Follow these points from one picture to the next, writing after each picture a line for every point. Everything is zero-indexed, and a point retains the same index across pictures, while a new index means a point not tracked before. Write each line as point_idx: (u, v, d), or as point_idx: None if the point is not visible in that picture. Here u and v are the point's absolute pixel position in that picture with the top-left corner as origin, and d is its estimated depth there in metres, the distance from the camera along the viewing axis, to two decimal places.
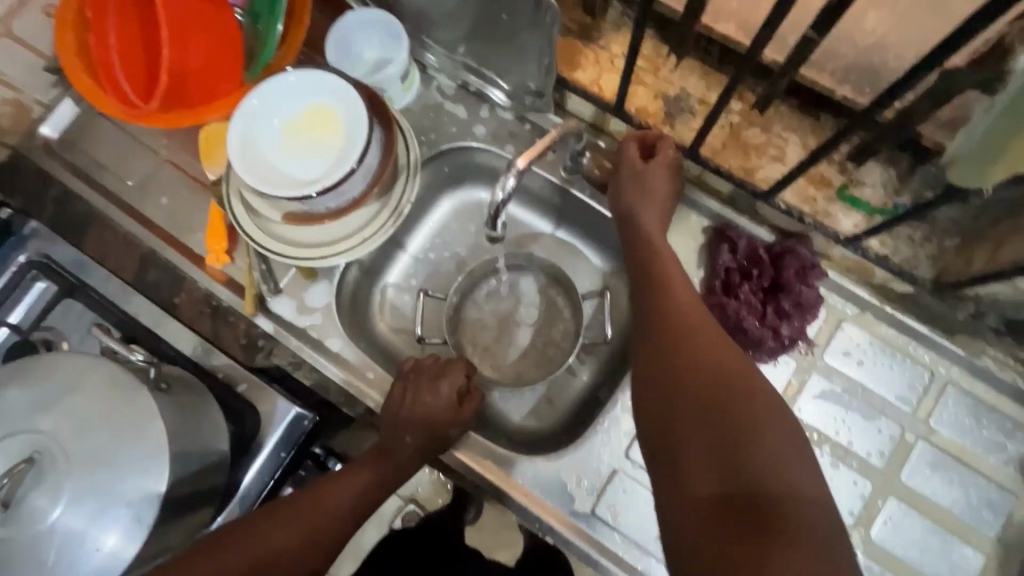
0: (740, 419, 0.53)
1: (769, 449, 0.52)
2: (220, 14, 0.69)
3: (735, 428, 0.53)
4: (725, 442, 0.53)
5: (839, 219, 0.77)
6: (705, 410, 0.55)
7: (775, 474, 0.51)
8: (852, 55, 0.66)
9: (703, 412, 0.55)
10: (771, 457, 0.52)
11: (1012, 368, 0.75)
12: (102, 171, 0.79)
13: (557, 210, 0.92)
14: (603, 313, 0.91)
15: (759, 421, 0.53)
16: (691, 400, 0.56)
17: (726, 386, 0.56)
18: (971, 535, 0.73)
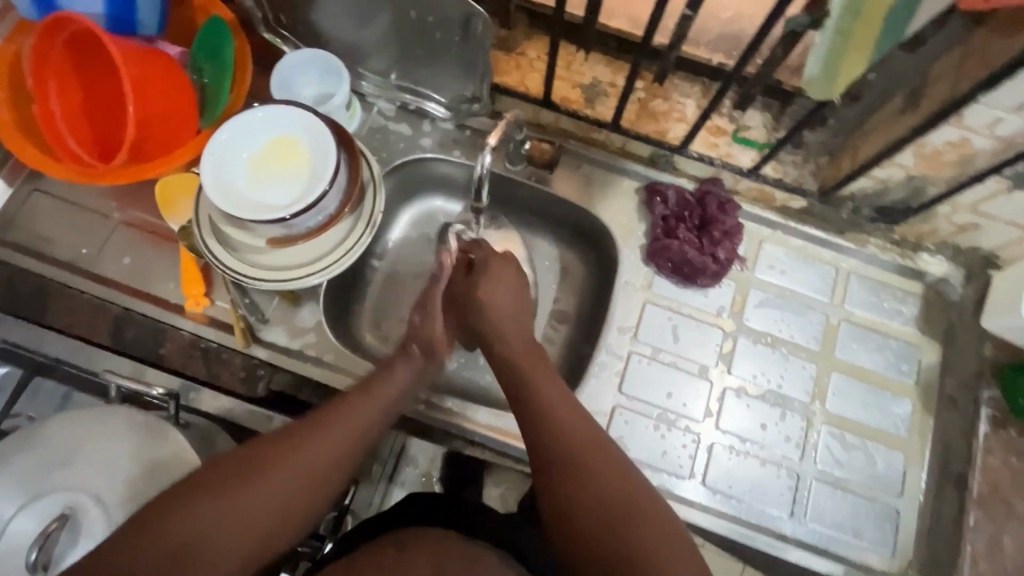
0: (595, 464, 0.61)
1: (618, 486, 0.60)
2: (169, 66, 0.74)
3: (591, 476, 0.60)
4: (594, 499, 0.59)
5: (739, 158, 0.85)
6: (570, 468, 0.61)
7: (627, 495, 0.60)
8: (717, 27, 0.80)
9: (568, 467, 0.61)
10: (621, 481, 0.60)
11: (892, 251, 0.86)
12: (60, 249, 0.83)
13: (510, 202, 0.92)
14: (568, 285, 0.93)
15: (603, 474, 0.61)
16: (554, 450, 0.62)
17: (588, 458, 0.62)
18: (899, 388, 0.83)
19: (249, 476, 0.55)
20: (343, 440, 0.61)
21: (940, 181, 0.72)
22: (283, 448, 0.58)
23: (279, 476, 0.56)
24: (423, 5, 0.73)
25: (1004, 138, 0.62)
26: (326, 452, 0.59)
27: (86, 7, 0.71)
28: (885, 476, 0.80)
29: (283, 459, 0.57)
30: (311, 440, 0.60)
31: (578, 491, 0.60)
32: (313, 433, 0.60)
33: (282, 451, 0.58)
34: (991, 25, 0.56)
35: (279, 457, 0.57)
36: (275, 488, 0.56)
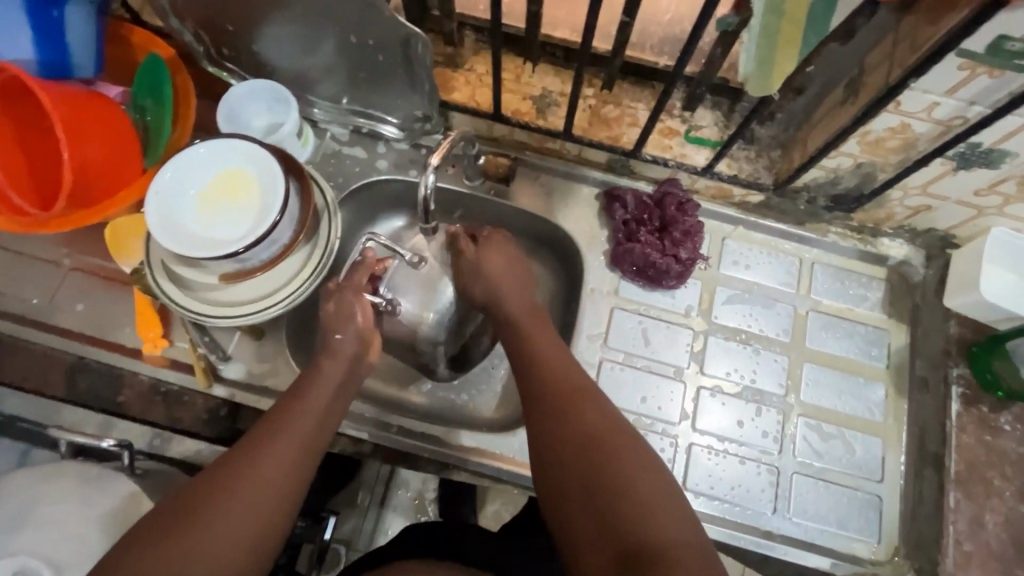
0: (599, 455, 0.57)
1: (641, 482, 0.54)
2: (108, 108, 0.73)
3: (607, 479, 0.55)
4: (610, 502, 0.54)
5: (694, 157, 0.85)
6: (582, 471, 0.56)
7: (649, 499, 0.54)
8: (660, 31, 0.81)
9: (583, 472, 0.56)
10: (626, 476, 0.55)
11: (851, 237, 0.87)
12: (10, 301, 0.80)
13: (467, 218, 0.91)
14: (535, 296, 0.92)
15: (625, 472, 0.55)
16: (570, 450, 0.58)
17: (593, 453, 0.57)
18: (871, 374, 0.83)
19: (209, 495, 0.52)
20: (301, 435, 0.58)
21: (887, 167, 0.73)
22: (238, 460, 0.55)
23: (241, 487, 0.53)
24: (362, 29, 0.73)
25: (942, 121, 0.63)
26: (287, 450, 0.57)
27: (15, 53, 0.69)
28: (865, 462, 0.80)
29: (242, 468, 0.54)
30: (268, 444, 0.56)
31: (594, 495, 0.54)
32: (270, 435, 0.57)
33: (239, 461, 0.55)
34: (918, 12, 0.57)
35: (237, 465, 0.54)
36: (241, 499, 0.52)
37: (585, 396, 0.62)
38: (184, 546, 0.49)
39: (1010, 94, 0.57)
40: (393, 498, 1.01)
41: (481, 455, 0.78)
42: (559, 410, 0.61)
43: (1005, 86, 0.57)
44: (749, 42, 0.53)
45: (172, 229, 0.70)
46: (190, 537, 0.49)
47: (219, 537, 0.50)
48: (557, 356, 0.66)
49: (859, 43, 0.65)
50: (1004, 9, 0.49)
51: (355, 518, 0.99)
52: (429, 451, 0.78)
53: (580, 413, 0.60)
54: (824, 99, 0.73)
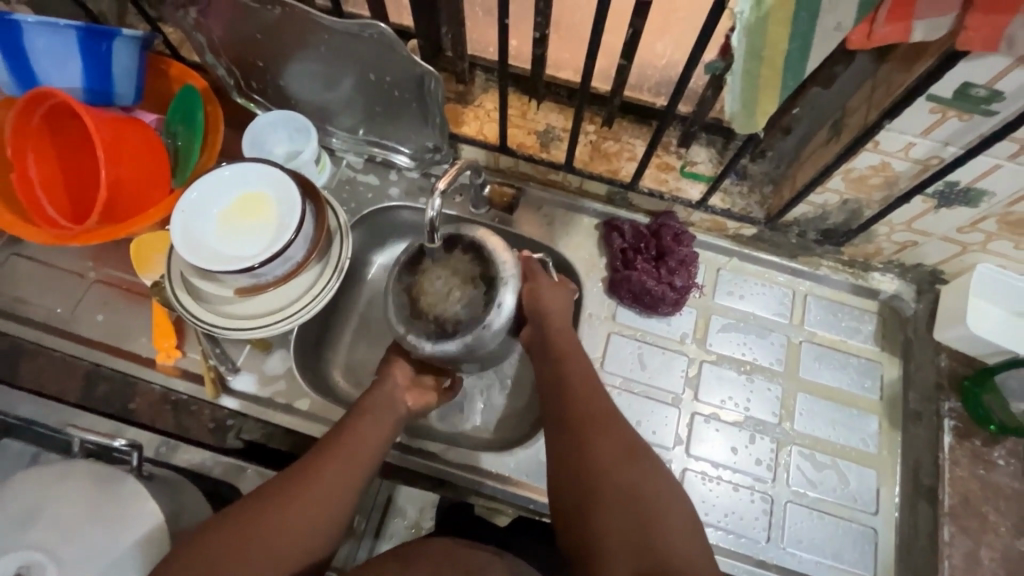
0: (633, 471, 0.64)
1: (658, 501, 0.61)
2: (142, 131, 0.79)
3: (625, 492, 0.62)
4: (629, 512, 0.60)
5: (689, 191, 0.89)
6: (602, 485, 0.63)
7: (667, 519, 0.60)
8: (657, 73, 0.86)
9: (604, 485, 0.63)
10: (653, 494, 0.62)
11: (843, 271, 0.90)
12: (36, 310, 0.84)
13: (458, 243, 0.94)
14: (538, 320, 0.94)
15: (655, 487, 0.63)
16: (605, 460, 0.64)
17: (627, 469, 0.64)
18: (864, 404, 0.84)
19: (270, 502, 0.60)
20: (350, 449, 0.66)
21: (872, 203, 0.77)
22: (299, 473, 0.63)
23: (288, 503, 0.60)
24: (380, 67, 0.79)
25: (920, 160, 0.67)
26: (337, 466, 0.64)
27: (64, 83, 0.76)
28: (859, 494, 0.80)
29: (296, 482, 0.62)
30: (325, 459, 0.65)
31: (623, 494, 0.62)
32: (325, 454, 0.65)
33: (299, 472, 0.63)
34: (892, 60, 0.62)
35: (290, 489, 0.62)
36: (301, 504, 0.61)
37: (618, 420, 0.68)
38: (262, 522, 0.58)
39: (980, 136, 0.60)
40: (388, 526, 0.99)
41: (476, 473, 0.79)
42: (602, 428, 0.67)
43: (976, 129, 0.60)
44: (733, 84, 0.57)
45: (194, 246, 0.75)
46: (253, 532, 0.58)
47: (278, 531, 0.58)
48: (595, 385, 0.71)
49: (841, 88, 0.70)
50: (965, 59, 0.54)
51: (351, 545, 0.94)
52: (426, 467, 0.80)
53: (615, 440, 0.66)
54: (811, 137, 0.78)
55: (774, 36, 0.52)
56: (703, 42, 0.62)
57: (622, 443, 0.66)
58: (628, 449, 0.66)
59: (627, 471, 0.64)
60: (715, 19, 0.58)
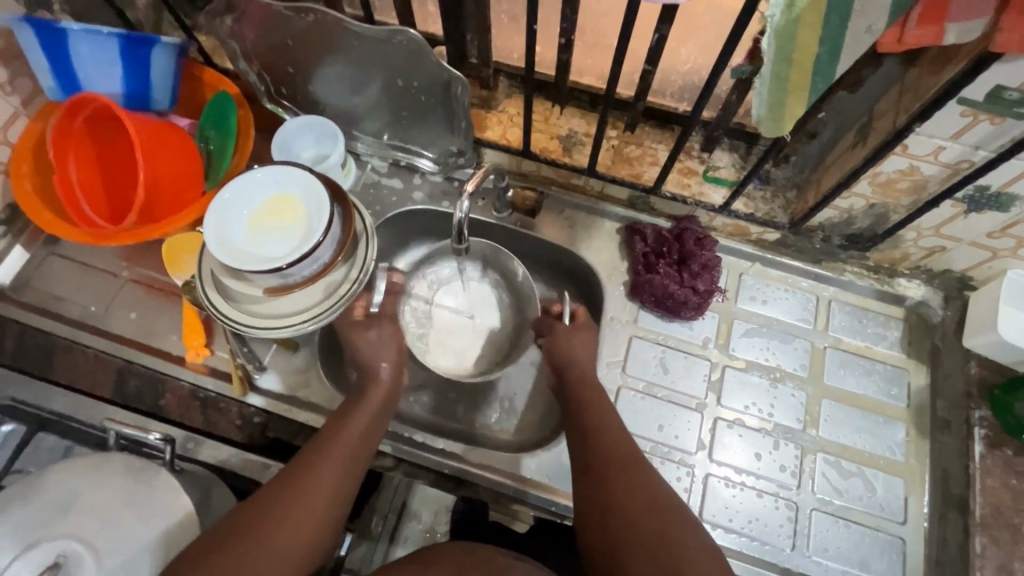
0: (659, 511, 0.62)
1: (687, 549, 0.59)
2: (177, 135, 0.81)
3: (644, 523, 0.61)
4: (651, 548, 0.59)
5: (711, 195, 0.89)
6: (621, 520, 0.62)
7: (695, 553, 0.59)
8: (679, 79, 0.87)
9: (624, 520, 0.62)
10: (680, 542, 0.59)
11: (869, 276, 0.89)
12: (72, 308, 0.87)
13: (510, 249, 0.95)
14: None
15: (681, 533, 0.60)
16: (620, 496, 0.64)
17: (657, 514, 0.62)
18: (891, 412, 0.83)
19: (260, 521, 0.59)
20: (342, 465, 0.65)
21: (899, 208, 0.76)
22: (287, 490, 0.61)
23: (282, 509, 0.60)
24: (408, 73, 0.81)
25: (949, 164, 0.67)
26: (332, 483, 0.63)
27: (105, 88, 0.79)
28: (886, 502, 0.79)
29: (286, 501, 0.61)
30: (316, 475, 0.63)
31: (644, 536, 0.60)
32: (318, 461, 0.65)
33: (288, 491, 0.61)
34: (920, 64, 0.62)
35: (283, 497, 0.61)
36: (296, 528, 0.59)
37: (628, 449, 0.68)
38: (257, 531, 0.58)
39: (1011, 140, 0.60)
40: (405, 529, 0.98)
41: (499, 474, 0.79)
42: (611, 462, 0.67)
43: (1009, 132, 0.60)
44: (761, 88, 0.57)
45: (225, 246, 0.77)
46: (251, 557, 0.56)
47: (273, 559, 0.57)
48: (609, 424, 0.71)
49: (868, 91, 0.70)
50: (997, 61, 0.53)
51: (367, 547, 0.95)
52: (448, 467, 0.80)
53: (629, 476, 0.65)
54: (837, 141, 0.78)
55: (804, 39, 0.52)
56: (730, 46, 0.62)
57: (630, 473, 0.66)
58: (646, 486, 0.65)
59: (654, 516, 0.62)
60: (743, 23, 0.58)
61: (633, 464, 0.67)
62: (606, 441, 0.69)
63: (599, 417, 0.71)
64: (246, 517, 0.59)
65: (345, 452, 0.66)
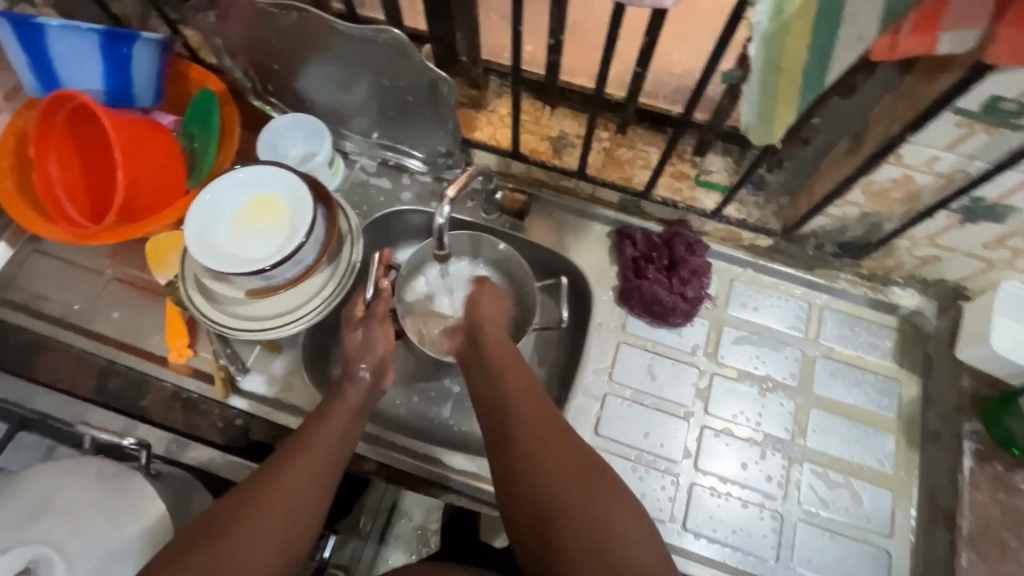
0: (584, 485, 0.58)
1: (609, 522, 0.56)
2: (159, 133, 0.80)
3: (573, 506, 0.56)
4: (576, 525, 0.56)
5: (703, 201, 0.88)
6: (540, 492, 0.58)
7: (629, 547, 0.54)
8: (672, 81, 0.86)
9: (552, 502, 0.57)
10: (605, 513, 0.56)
11: (862, 284, 0.87)
12: (55, 306, 0.86)
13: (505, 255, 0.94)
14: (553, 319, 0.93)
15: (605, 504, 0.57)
16: (545, 477, 0.59)
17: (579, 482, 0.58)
18: (880, 423, 0.82)
19: (234, 526, 0.56)
20: (317, 466, 0.63)
21: (893, 217, 0.75)
22: (260, 493, 0.58)
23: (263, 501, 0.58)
24: (394, 72, 0.79)
25: (944, 174, 0.65)
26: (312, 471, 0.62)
27: (86, 85, 0.78)
28: (873, 515, 0.78)
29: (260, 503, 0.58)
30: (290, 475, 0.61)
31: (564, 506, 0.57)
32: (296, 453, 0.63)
33: (268, 484, 0.59)
34: (915, 71, 0.60)
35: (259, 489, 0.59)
36: (271, 533, 0.56)
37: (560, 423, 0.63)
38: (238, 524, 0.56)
39: (1007, 152, 0.58)
40: (395, 526, 0.99)
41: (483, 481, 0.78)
42: (535, 434, 0.62)
43: (1005, 144, 0.58)
44: (748, 95, 0.56)
45: (207, 247, 0.76)
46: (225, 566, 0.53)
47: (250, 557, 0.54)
48: (530, 386, 0.66)
49: (863, 98, 0.68)
50: (992, 72, 0.52)
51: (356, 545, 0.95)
52: (431, 474, 0.79)
53: (555, 445, 0.61)
54: (830, 147, 0.76)
55: (792, 47, 0.51)
56: (719, 51, 0.60)
57: (557, 448, 0.60)
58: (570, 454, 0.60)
59: (578, 487, 0.58)
60: (731, 28, 0.56)
61: (560, 436, 0.62)
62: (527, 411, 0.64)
63: (518, 390, 0.66)
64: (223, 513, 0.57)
65: (318, 451, 0.64)
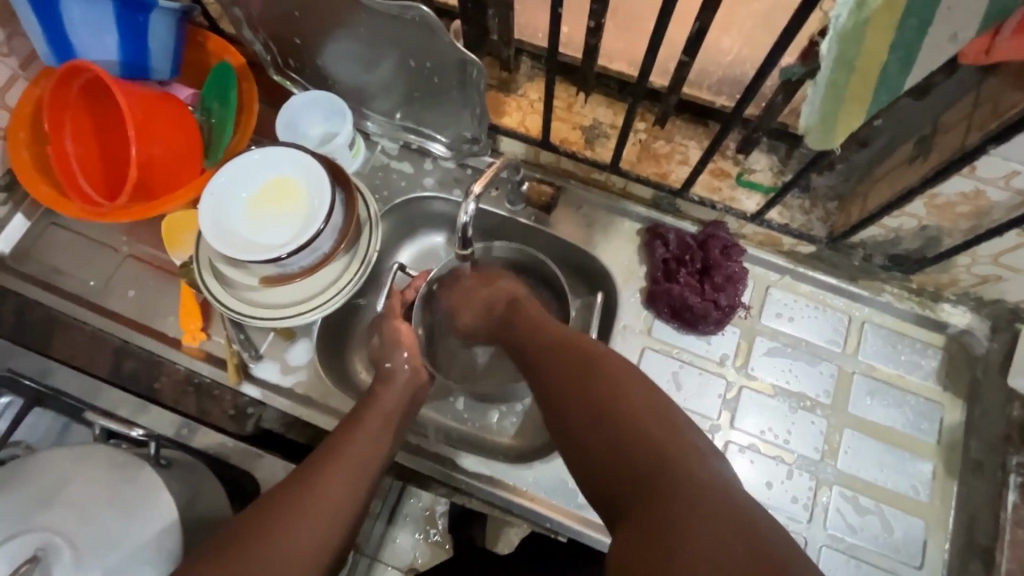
0: (595, 373, 0.56)
1: (630, 397, 0.53)
2: (175, 108, 0.77)
3: (592, 406, 0.54)
4: (579, 399, 0.55)
5: (743, 202, 0.83)
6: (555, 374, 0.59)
7: (661, 436, 0.50)
8: (719, 71, 0.79)
9: (570, 405, 0.56)
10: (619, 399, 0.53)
11: (909, 299, 0.82)
12: (71, 282, 0.85)
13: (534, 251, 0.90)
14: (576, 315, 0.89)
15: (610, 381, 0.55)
16: (565, 387, 0.57)
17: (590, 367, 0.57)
18: (918, 448, 0.78)
19: (273, 527, 0.52)
20: (354, 464, 0.60)
21: (955, 232, 0.69)
22: (298, 496, 0.55)
23: (300, 508, 0.54)
24: (421, 52, 0.74)
25: (1022, 191, 0.59)
26: (349, 472, 0.59)
27: (100, 55, 0.74)
28: (903, 544, 0.74)
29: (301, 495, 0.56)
30: (333, 465, 0.59)
31: (580, 388, 0.56)
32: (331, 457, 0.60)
33: (301, 487, 0.56)
34: (1001, 76, 0.53)
35: (293, 495, 0.55)
36: (314, 533, 0.54)
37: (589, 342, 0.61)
38: (274, 532, 0.52)
39: None
40: (403, 507, 0.98)
41: (495, 485, 0.76)
42: (539, 352, 0.63)
43: None
44: (813, 96, 0.50)
45: (221, 231, 0.73)
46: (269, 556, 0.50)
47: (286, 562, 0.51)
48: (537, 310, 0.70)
49: (936, 100, 0.62)
50: None
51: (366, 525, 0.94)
52: (444, 474, 0.77)
53: (566, 344, 0.61)
54: (889, 153, 0.70)
55: (872, 44, 0.45)
56: (781, 45, 0.55)
57: (572, 359, 0.59)
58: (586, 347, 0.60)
59: (588, 371, 0.57)
60: (800, 18, 0.50)
61: (577, 348, 0.61)
62: (546, 336, 0.64)
63: (538, 320, 0.68)
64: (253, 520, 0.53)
65: (355, 452, 0.61)
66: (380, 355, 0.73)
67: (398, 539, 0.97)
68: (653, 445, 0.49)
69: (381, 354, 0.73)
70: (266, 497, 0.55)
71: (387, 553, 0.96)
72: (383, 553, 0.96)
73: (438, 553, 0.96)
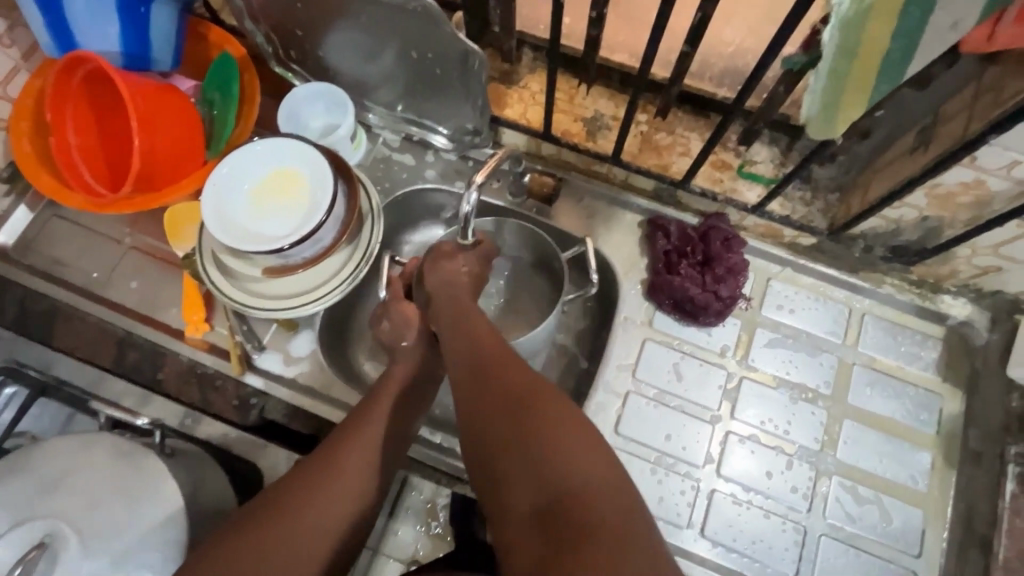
0: (532, 406, 0.49)
1: (568, 443, 0.46)
2: (177, 99, 0.77)
3: (528, 449, 0.46)
4: (512, 439, 0.48)
5: (744, 193, 0.83)
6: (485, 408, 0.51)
7: (601, 493, 0.43)
8: (721, 62, 0.79)
9: (503, 448, 0.48)
10: (558, 442, 0.46)
11: (909, 291, 0.82)
12: (74, 273, 0.85)
13: None
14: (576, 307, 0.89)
15: (550, 421, 0.48)
16: (492, 413, 0.50)
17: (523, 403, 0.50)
18: (916, 438, 0.78)
19: (287, 510, 0.54)
20: (368, 447, 0.61)
21: (956, 223, 0.69)
22: (315, 479, 0.57)
23: (314, 493, 0.56)
24: (422, 43, 0.74)
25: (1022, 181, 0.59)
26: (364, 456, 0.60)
27: (103, 47, 0.74)
28: (902, 534, 0.75)
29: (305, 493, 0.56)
30: (339, 460, 0.59)
31: (516, 424, 0.48)
32: (344, 441, 0.61)
33: (318, 470, 0.58)
34: (1002, 66, 0.54)
35: (307, 480, 0.57)
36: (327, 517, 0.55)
37: (529, 373, 0.53)
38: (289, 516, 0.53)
39: None
40: (404, 499, 0.98)
41: None
42: (476, 369, 0.55)
43: None
44: (815, 84, 0.50)
45: (224, 223, 0.74)
46: (266, 553, 0.51)
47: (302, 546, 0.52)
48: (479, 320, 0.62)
49: (936, 90, 0.62)
50: None
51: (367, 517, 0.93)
52: None
53: (498, 370, 0.54)
54: (890, 144, 0.70)
55: (874, 32, 0.45)
56: (783, 34, 0.55)
57: (502, 380, 0.53)
58: (516, 380, 0.52)
59: (522, 406, 0.49)
60: (802, 7, 0.50)
61: (509, 370, 0.54)
62: (480, 349, 0.57)
63: (479, 335, 0.59)
64: (266, 504, 0.55)
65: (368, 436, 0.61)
66: (392, 337, 0.71)
67: (399, 532, 0.97)
68: (592, 505, 0.42)
69: (393, 335, 0.71)
70: (279, 483, 0.57)
71: (388, 544, 0.96)
72: (384, 545, 0.96)
73: (439, 545, 0.95)
